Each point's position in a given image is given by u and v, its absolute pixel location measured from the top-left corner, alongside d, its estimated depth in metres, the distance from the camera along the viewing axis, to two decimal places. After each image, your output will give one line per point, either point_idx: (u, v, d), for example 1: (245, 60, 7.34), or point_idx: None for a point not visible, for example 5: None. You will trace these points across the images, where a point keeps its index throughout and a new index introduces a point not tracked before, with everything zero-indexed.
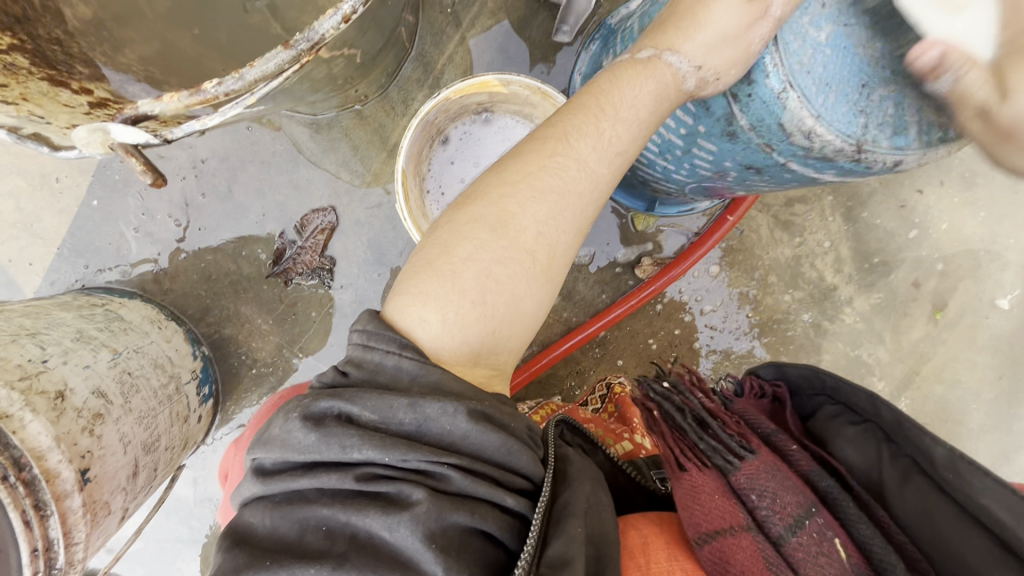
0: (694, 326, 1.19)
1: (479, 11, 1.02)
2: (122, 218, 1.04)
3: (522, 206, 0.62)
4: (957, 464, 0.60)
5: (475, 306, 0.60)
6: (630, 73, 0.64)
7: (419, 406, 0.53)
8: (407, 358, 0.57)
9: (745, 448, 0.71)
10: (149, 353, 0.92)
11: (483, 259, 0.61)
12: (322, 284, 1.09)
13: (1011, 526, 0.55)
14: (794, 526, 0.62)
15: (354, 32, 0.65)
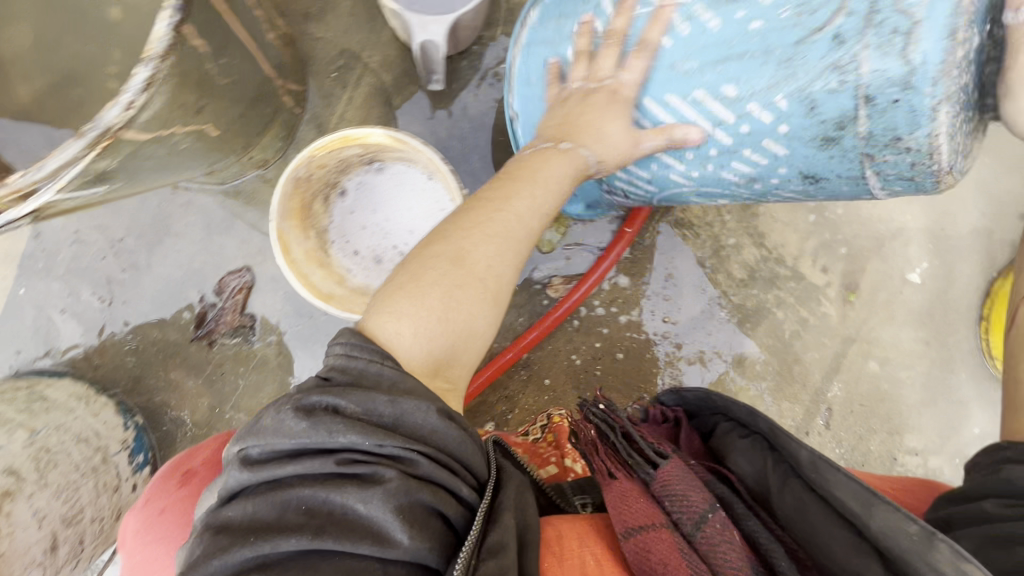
0: (615, 337, 1.22)
1: (363, 71, 1.10)
2: (47, 302, 1.09)
3: (476, 245, 0.72)
4: (818, 465, 0.63)
5: (440, 321, 0.68)
6: (552, 158, 0.77)
7: (398, 402, 0.59)
8: (389, 365, 0.63)
9: (659, 456, 0.74)
10: (72, 429, 0.96)
11: (445, 286, 0.69)
12: (246, 340, 1.13)
13: (862, 516, 0.58)
14: (699, 522, 0.65)
15: (218, 112, 0.72)
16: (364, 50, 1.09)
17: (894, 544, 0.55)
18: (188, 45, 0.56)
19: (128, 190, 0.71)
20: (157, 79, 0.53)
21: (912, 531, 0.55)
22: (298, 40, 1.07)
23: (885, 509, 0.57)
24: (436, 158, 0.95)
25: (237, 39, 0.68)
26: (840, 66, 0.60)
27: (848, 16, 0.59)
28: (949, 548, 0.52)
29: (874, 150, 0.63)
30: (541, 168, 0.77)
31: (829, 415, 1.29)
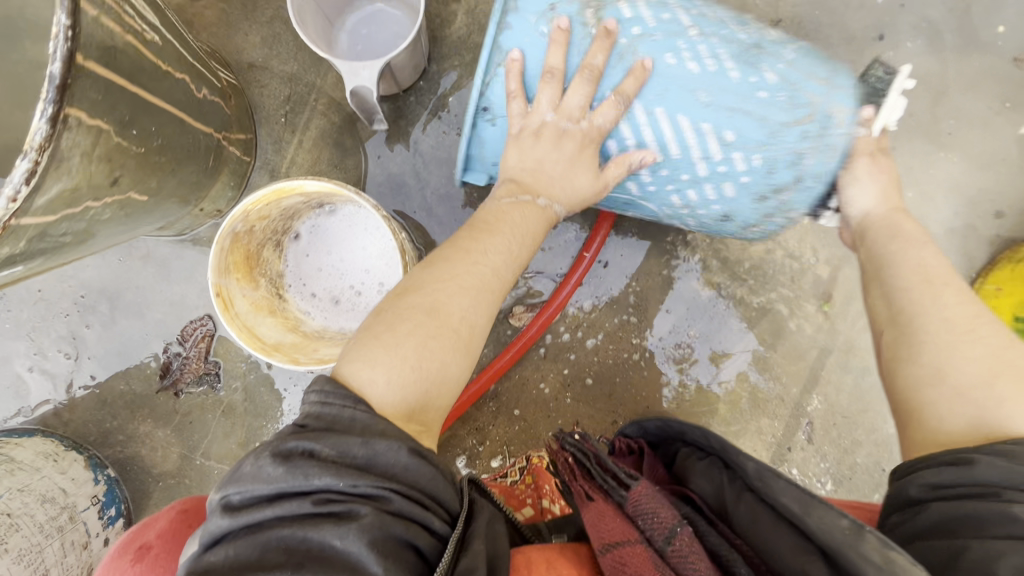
0: (584, 362, 1.20)
1: (311, 115, 1.11)
2: (15, 361, 1.11)
3: (450, 298, 0.71)
4: (764, 474, 0.60)
5: (413, 370, 0.66)
6: (523, 210, 0.81)
7: (372, 442, 0.58)
8: (361, 410, 0.61)
9: (631, 478, 0.69)
10: (36, 490, 0.97)
11: (418, 335, 0.68)
12: (212, 388, 1.14)
13: (802, 517, 0.56)
14: (667, 535, 0.60)
15: (146, 178, 0.72)
16: (311, 94, 1.11)
17: (829, 540, 0.53)
18: (81, 127, 0.56)
19: (60, 261, 0.71)
20: (40, 167, 0.53)
21: (843, 525, 0.53)
22: (244, 89, 1.09)
23: (821, 508, 0.55)
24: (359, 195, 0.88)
25: (155, 104, 0.68)
26: (793, 156, 0.77)
27: (813, 121, 0.75)
28: (877, 539, 0.51)
29: (771, 214, 0.84)
30: (518, 226, 0.81)
31: (811, 429, 1.25)
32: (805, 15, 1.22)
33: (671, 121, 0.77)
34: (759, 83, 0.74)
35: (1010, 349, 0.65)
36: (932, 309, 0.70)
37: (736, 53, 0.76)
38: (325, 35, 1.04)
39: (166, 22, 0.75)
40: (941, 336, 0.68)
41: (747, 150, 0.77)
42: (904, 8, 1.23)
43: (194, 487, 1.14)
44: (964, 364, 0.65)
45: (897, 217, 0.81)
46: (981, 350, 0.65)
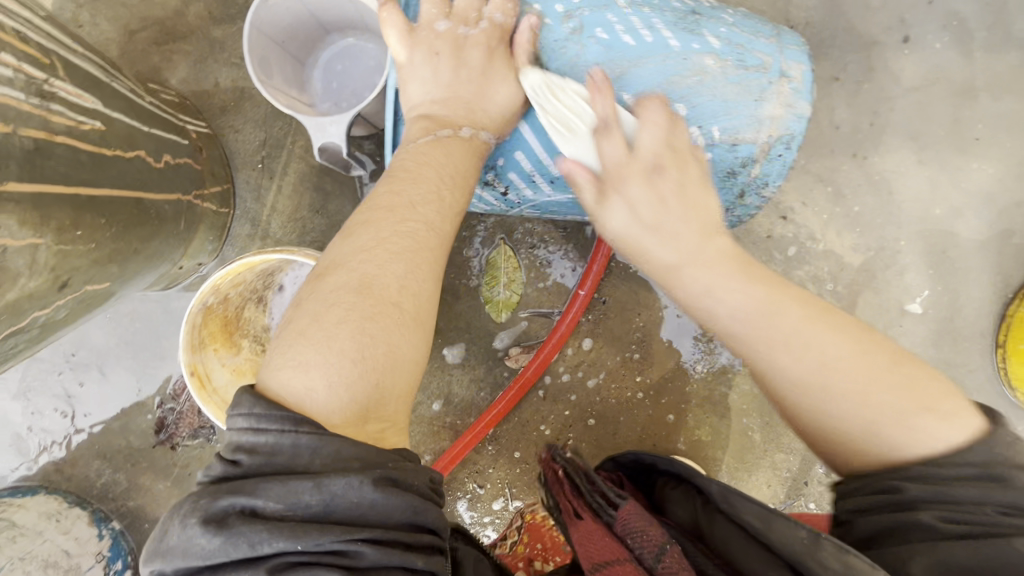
0: (585, 402, 1.15)
1: (288, 159, 1.06)
2: (14, 420, 1.12)
3: (382, 269, 0.64)
4: (729, 495, 0.61)
5: (356, 362, 0.59)
6: (460, 151, 0.74)
7: (325, 483, 0.50)
8: (304, 433, 0.53)
9: (619, 496, 0.70)
10: (38, 556, 1.02)
11: (352, 319, 0.61)
12: (208, 440, 1.13)
13: (763, 531, 0.57)
14: (659, 555, 0.60)
15: (106, 267, 0.70)
16: (287, 137, 1.06)
17: (792, 554, 0.54)
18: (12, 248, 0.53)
19: (31, 352, 0.70)
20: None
21: (802, 535, 0.54)
22: (218, 136, 1.05)
23: (782, 523, 0.56)
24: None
25: (105, 195, 0.65)
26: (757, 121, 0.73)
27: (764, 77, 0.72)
28: (833, 544, 0.52)
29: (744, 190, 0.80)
30: (446, 171, 0.73)
31: (830, 463, 1.17)
32: (818, 20, 1.12)
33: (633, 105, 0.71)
34: (703, 47, 0.71)
35: (883, 382, 0.59)
36: (775, 366, 0.63)
37: (672, 21, 0.71)
38: (296, 77, 0.98)
39: (114, 97, 0.71)
40: (808, 397, 0.61)
41: (712, 124, 0.73)
42: (931, 5, 1.11)
43: None
44: (837, 416, 0.60)
45: (682, 266, 0.70)
46: (848, 408, 0.59)
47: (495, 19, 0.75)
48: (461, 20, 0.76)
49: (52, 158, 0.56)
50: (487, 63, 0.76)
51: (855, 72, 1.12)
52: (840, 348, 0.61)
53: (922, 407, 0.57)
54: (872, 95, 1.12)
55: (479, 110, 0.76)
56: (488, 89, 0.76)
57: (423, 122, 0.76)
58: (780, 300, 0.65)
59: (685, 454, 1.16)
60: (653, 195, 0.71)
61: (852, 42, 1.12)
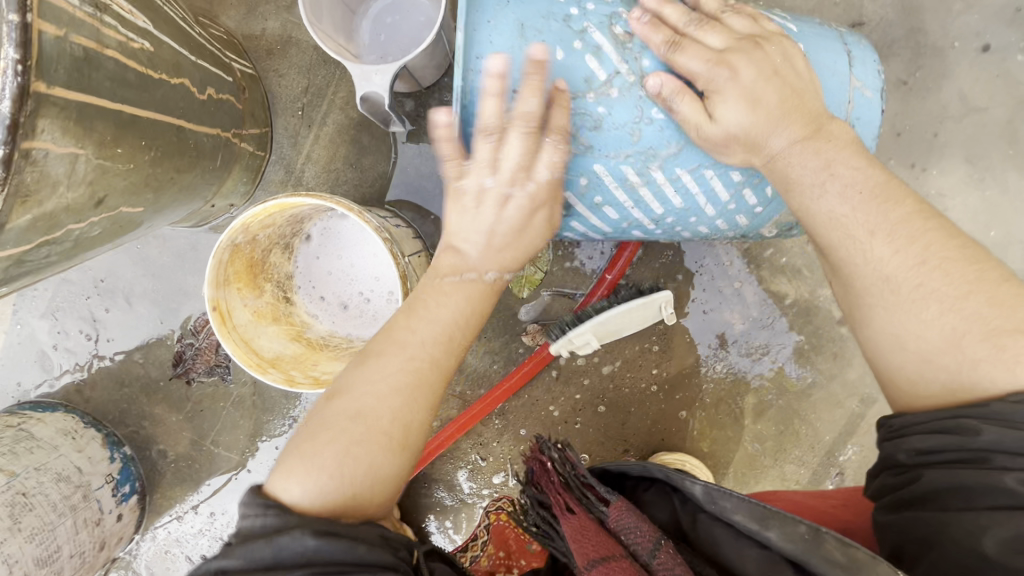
0: (598, 388, 1.14)
1: (328, 108, 1.06)
2: (41, 337, 1.15)
3: (377, 399, 0.64)
4: (715, 494, 0.65)
5: (332, 477, 0.59)
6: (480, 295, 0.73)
7: (274, 538, 0.53)
8: (270, 514, 0.56)
9: (609, 494, 0.75)
10: (53, 469, 1.00)
11: (341, 441, 0.61)
12: (222, 378, 1.15)
13: (763, 529, 0.60)
14: (653, 550, 0.64)
15: (141, 189, 0.70)
16: (329, 87, 1.05)
17: (792, 552, 0.58)
18: (51, 157, 0.52)
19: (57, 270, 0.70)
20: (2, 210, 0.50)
21: (802, 531, 0.58)
22: (261, 79, 1.04)
23: (778, 519, 0.59)
24: (355, 210, 0.83)
25: (145, 117, 0.64)
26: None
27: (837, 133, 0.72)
28: (833, 540, 0.56)
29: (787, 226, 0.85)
30: (461, 313, 0.71)
31: (841, 481, 1.14)
32: (891, 18, 1.05)
33: (692, 177, 0.74)
34: None
35: (965, 298, 0.58)
36: (868, 265, 0.62)
37: None
38: (344, 24, 0.96)
39: (165, 21, 0.70)
40: (893, 294, 0.61)
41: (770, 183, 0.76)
42: (1018, 14, 1.04)
43: (204, 470, 1.18)
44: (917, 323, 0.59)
45: (810, 153, 0.67)
46: (935, 307, 0.58)
47: (542, 176, 0.70)
48: (510, 179, 0.69)
49: (102, 70, 0.56)
50: (525, 219, 0.72)
51: (924, 77, 1.05)
52: (926, 311, 0.59)
53: (990, 337, 0.56)
54: (939, 105, 1.05)
55: (502, 248, 0.73)
56: (525, 235, 0.73)
57: (452, 257, 0.73)
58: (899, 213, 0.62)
59: (693, 453, 1.14)
60: (758, 101, 0.67)
61: (925, 45, 1.05)
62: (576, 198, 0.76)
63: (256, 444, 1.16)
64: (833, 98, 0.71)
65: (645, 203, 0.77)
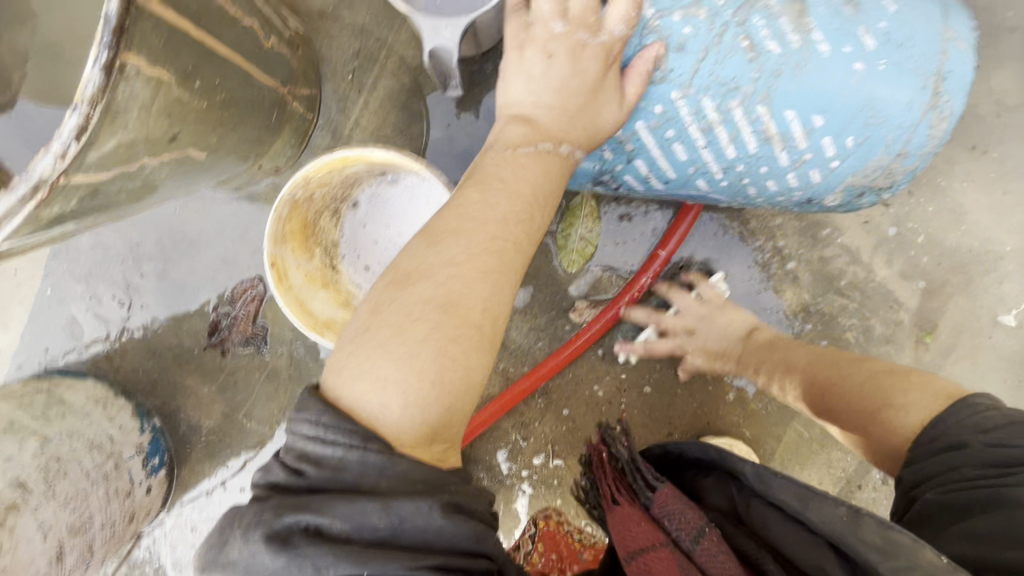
0: (644, 369, 1.12)
1: (379, 73, 1.03)
2: (72, 302, 1.11)
3: (467, 286, 0.61)
4: (763, 476, 0.61)
5: (434, 386, 0.57)
6: (556, 166, 0.72)
7: (392, 508, 0.50)
8: (373, 452, 0.53)
9: (657, 478, 0.71)
10: (85, 436, 0.96)
11: (437, 337, 0.58)
12: (258, 350, 1.12)
13: (800, 509, 0.57)
14: (697, 537, 0.61)
15: (206, 133, 0.67)
16: (382, 51, 1.03)
17: (832, 531, 0.53)
18: (141, 75, 0.48)
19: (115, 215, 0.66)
20: (93, 123, 0.47)
21: (842, 513, 0.54)
22: (312, 40, 1.02)
23: (819, 501, 0.55)
24: (420, 163, 0.83)
25: (219, 53, 0.61)
26: (891, 141, 0.73)
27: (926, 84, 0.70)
28: (875, 520, 0.52)
29: (861, 190, 0.80)
30: (539, 181, 0.71)
31: None
32: None
33: (774, 111, 0.71)
34: (855, 51, 0.68)
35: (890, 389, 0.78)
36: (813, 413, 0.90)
37: (827, 20, 0.68)
38: None
39: None
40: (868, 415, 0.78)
41: (852, 134, 0.72)
42: None
43: (235, 444, 1.14)
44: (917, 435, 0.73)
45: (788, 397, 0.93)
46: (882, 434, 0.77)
47: (616, 31, 0.70)
48: (580, 24, 0.70)
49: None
50: (600, 76, 0.71)
51: (987, 59, 1.04)
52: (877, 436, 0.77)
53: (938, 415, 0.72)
54: (1001, 87, 1.04)
55: (575, 125, 0.72)
56: (596, 104, 0.71)
57: (524, 127, 0.73)
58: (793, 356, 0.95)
59: (740, 438, 1.12)
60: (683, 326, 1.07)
61: (989, 25, 1.03)
62: (645, 130, 0.76)
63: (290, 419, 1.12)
64: (926, 46, 0.69)
65: (718, 143, 0.75)
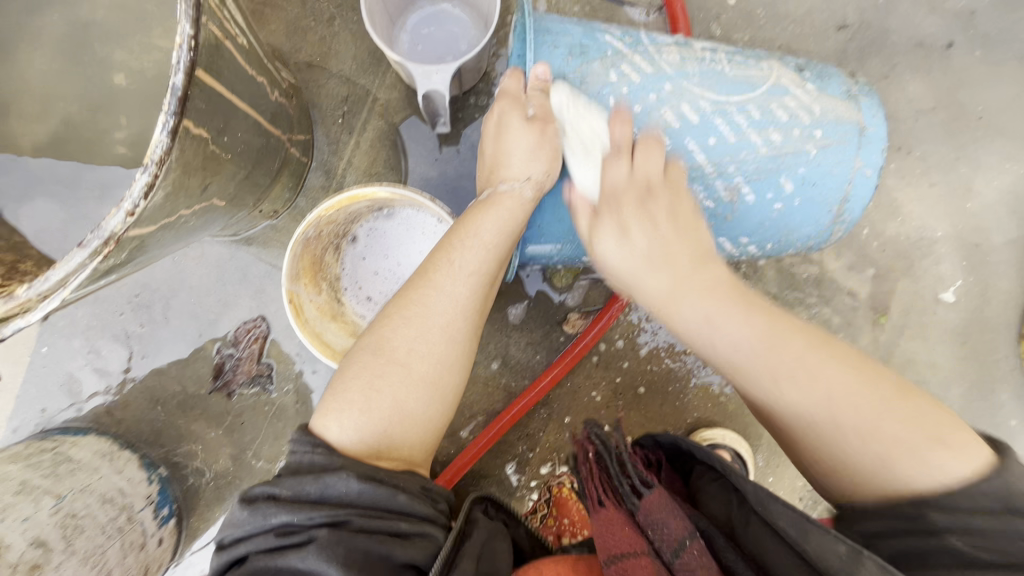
0: (637, 370, 1.19)
1: (367, 116, 1.10)
2: (70, 359, 1.11)
3: (394, 331, 0.71)
4: (763, 497, 0.59)
5: (364, 413, 0.66)
6: (481, 212, 0.77)
7: (323, 476, 0.59)
8: (319, 452, 0.62)
9: (645, 484, 0.65)
10: (98, 490, 0.95)
11: (364, 376, 0.68)
12: (264, 389, 1.13)
13: (799, 541, 0.56)
14: (678, 549, 0.60)
15: (225, 180, 0.71)
16: (368, 95, 1.10)
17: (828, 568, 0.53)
18: (187, 136, 0.54)
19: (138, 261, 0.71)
20: (158, 180, 0.53)
21: (841, 551, 0.53)
22: (303, 89, 1.08)
23: (819, 534, 0.54)
24: (418, 194, 0.89)
25: (242, 110, 0.68)
26: (800, 243, 0.87)
27: (837, 200, 0.81)
28: (875, 563, 0.52)
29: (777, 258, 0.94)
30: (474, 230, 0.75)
31: None
32: (871, 18, 1.19)
33: None
34: (776, 195, 0.79)
35: (864, 400, 0.63)
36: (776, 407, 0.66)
37: (757, 173, 0.78)
38: (387, 34, 1.01)
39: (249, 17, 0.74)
40: (806, 421, 0.65)
41: (772, 241, 0.86)
42: (976, 16, 1.19)
43: (244, 486, 1.14)
44: (801, 396, 0.64)
45: (687, 280, 0.72)
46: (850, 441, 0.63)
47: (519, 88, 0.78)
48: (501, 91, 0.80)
49: (222, 60, 0.59)
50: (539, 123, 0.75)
51: (903, 70, 1.19)
52: (815, 412, 0.64)
53: (916, 451, 0.60)
54: (917, 95, 1.19)
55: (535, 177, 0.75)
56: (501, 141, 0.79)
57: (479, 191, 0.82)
58: (768, 356, 0.66)
59: (729, 427, 1.20)
60: (658, 234, 0.74)
61: (902, 41, 1.19)
62: None
63: None
64: (832, 182, 0.79)
65: None
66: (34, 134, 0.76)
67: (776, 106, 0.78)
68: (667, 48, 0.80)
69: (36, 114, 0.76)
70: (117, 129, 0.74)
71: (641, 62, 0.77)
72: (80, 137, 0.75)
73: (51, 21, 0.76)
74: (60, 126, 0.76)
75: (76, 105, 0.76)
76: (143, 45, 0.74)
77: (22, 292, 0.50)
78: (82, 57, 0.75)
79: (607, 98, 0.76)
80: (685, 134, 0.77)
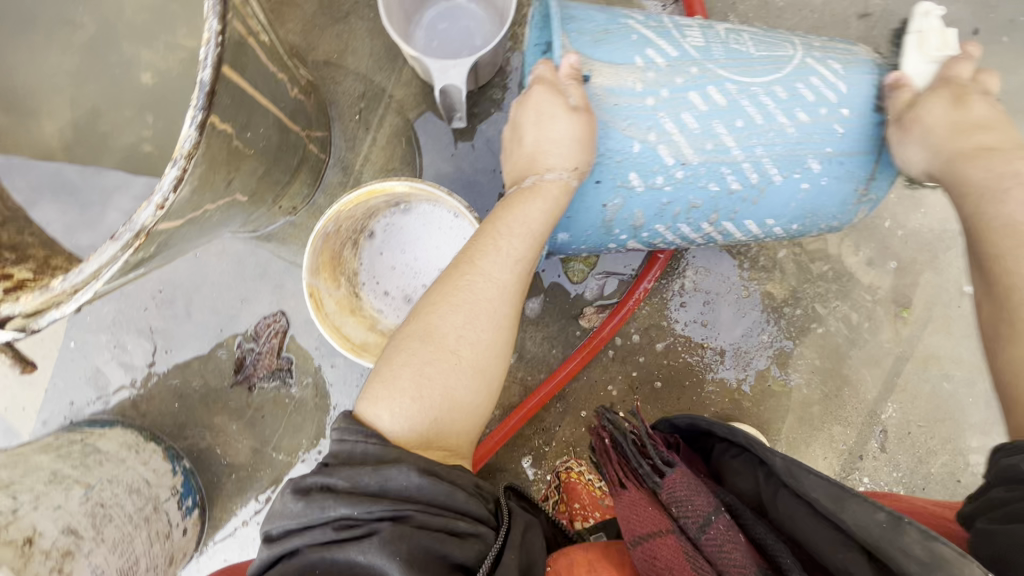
0: (652, 365, 1.19)
1: (384, 112, 1.11)
2: (97, 353, 1.14)
3: (443, 317, 0.71)
4: (794, 470, 0.58)
5: (414, 400, 0.66)
6: (521, 200, 0.76)
7: (381, 469, 0.59)
8: (372, 443, 0.62)
9: (668, 464, 0.67)
10: (124, 481, 0.97)
11: (414, 363, 0.68)
12: (284, 382, 1.15)
13: (833, 510, 0.54)
14: (703, 525, 0.58)
15: (248, 174, 0.72)
16: (385, 91, 1.11)
17: (867, 536, 0.51)
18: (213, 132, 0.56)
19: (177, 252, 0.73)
20: (186, 174, 0.54)
21: (881, 518, 0.51)
22: (321, 86, 1.10)
23: (855, 502, 0.53)
24: (435, 188, 0.90)
25: (263, 106, 0.69)
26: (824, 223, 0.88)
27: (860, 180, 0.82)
28: (917, 530, 0.49)
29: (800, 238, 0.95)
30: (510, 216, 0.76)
31: (885, 437, 1.20)
32: (894, 6, 1.17)
33: (732, 221, 0.86)
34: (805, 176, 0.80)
35: None
36: (1011, 305, 0.64)
37: (786, 155, 0.79)
38: (403, 29, 1.02)
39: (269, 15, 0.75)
40: (1006, 326, 0.64)
41: (797, 221, 0.87)
42: (1001, 1, 1.16)
43: (265, 477, 1.15)
44: (1019, 354, 0.62)
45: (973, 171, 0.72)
46: (1023, 355, 0.61)
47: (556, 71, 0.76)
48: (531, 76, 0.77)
49: (245, 56, 0.60)
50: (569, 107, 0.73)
51: None
52: (1019, 355, 0.62)
53: None
54: None
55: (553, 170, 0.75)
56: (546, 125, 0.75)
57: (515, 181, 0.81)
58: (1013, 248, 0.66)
59: (746, 423, 1.19)
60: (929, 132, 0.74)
61: None
62: (628, 241, 0.90)
63: (318, 446, 1.15)
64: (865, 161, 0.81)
65: (688, 236, 0.90)
66: (66, 131, 0.78)
67: (803, 86, 0.78)
68: (689, 32, 0.82)
69: (68, 113, 0.78)
70: (144, 128, 0.76)
71: (666, 45, 0.78)
72: (109, 134, 0.77)
73: (81, 23, 0.78)
74: (91, 125, 0.78)
75: (106, 104, 0.78)
76: (168, 46, 0.76)
77: (58, 284, 0.52)
78: (111, 58, 0.77)
79: (635, 81, 0.77)
80: (713, 118, 0.77)
